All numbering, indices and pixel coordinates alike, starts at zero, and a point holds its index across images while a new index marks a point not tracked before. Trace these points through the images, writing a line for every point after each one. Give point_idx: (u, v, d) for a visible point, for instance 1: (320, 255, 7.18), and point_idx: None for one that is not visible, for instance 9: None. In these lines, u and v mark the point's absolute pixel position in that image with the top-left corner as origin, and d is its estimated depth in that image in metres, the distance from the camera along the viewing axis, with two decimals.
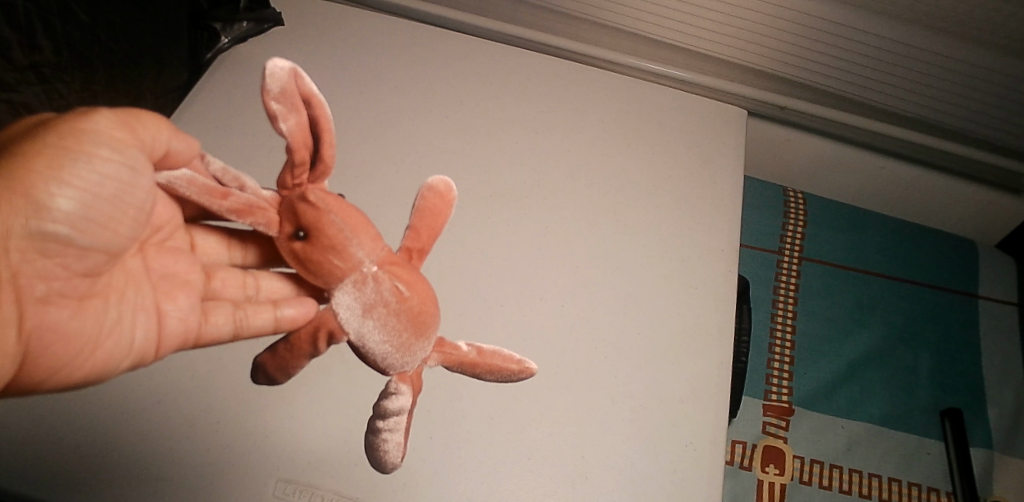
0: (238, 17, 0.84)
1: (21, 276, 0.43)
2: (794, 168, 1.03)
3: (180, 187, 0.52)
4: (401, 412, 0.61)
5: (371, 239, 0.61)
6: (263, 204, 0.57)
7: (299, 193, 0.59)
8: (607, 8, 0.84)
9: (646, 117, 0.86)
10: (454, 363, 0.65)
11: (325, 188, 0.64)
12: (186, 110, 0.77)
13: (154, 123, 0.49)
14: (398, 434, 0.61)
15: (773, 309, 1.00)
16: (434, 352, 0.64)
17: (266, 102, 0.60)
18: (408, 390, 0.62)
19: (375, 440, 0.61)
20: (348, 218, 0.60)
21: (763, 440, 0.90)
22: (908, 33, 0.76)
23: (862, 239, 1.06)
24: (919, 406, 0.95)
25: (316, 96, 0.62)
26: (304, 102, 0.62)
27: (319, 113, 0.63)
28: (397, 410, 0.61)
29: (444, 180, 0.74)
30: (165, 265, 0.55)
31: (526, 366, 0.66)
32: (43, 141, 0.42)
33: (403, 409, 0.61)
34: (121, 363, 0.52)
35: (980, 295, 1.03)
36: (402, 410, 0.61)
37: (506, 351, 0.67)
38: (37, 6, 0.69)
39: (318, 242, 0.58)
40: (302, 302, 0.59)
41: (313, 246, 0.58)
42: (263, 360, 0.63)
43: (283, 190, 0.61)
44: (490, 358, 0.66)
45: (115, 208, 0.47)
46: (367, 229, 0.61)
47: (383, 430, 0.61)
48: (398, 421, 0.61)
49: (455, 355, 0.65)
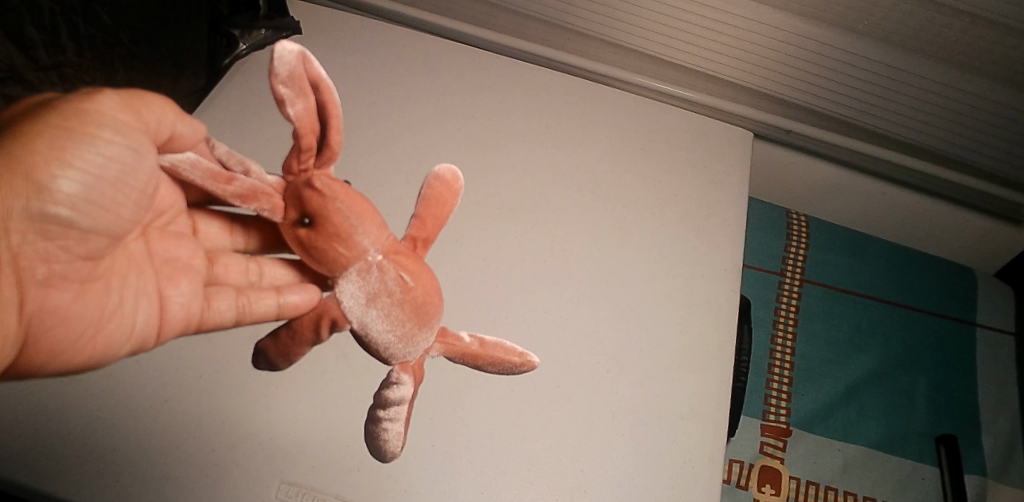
0: (257, 24, 0.84)
1: (22, 258, 0.42)
2: (798, 191, 1.02)
3: (184, 170, 0.51)
4: (402, 401, 0.61)
5: (376, 227, 0.59)
6: (269, 189, 0.55)
7: (306, 179, 0.57)
8: (619, 27, 0.83)
9: (653, 135, 0.87)
10: (456, 354, 0.65)
11: (332, 175, 0.60)
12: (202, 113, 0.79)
13: (161, 106, 0.47)
14: (399, 423, 0.61)
15: (773, 329, 0.99)
16: (437, 342, 0.64)
17: (272, 85, 0.56)
18: (409, 380, 0.61)
19: (376, 429, 0.61)
20: (354, 206, 0.58)
21: (760, 459, 0.90)
22: (915, 63, 0.76)
23: (862, 263, 1.06)
24: (916, 431, 0.95)
25: (324, 80, 0.58)
26: (312, 86, 0.57)
27: (326, 99, 0.58)
28: (398, 400, 0.61)
29: (451, 170, 0.74)
30: (167, 249, 0.54)
31: (528, 359, 0.67)
32: (46, 121, 0.41)
33: (404, 399, 0.61)
34: (121, 348, 0.50)
35: (978, 323, 1.03)
36: (403, 400, 0.61)
37: (508, 343, 0.67)
38: (61, 6, 0.66)
39: (323, 229, 0.56)
40: (306, 288, 0.58)
41: (318, 233, 0.56)
42: (265, 346, 0.63)
43: (288, 176, 0.58)
44: (493, 350, 0.66)
45: (116, 192, 0.45)
46: (372, 217, 0.60)
47: (383, 419, 0.61)
48: (399, 411, 0.61)
49: (457, 346, 0.65)
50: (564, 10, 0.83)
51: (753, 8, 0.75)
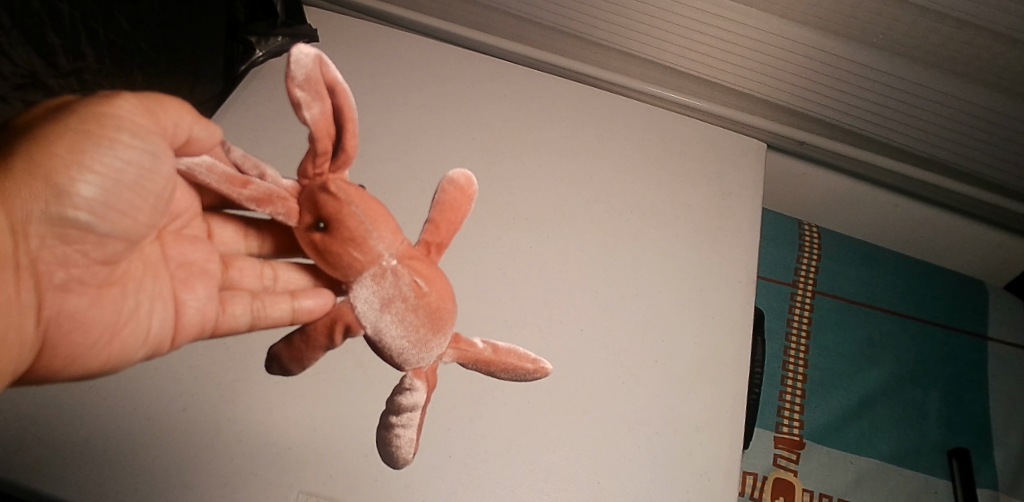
0: (274, 32, 0.85)
1: (40, 262, 0.41)
2: (811, 202, 1.01)
3: (200, 174, 0.48)
4: (415, 408, 0.60)
5: (391, 231, 0.55)
6: (284, 193, 0.52)
7: (320, 183, 0.53)
8: (634, 37, 0.82)
9: (668, 145, 0.86)
10: (470, 360, 0.62)
11: (347, 180, 0.56)
12: (221, 120, 0.80)
13: (177, 109, 0.46)
14: (411, 430, 0.60)
15: (785, 342, 0.98)
16: (450, 348, 0.61)
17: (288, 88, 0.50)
18: (422, 386, 0.59)
19: (388, 436, 0.60)
20: (370, 209, 0.54)
21: (774, 472, 0.88)
22: (930, 77, 0.75)
23: (875, 275, 1.04)
24: (929, 445, 0.93)
25: (341, 83, 0.53)
26: (328, 89, 0.52)
27: (343, 103, 0.53)
28: (411, 406, 0.59)
29: (465, 174, 0.68)
30: (183, 253, 0.52)
31: (540, 365, 0.66)
32: (65, 125, 0.40)
33: (417, 406, 0.59)
34: (136, 353, 0.49)
35: (991, 337, 1.01)
36: (416, 407, 0.59)
37: (521, 349, 0.65)
38: (83, 13, 0.65)
39: (338, 234, 0.52)
40: (320, 293, 0.55)
41: (334, 238, 0.52)
42: (278, 350, 0.62)
43: (303, 180, 0.54)
44: (506, 357, 0.64)
45: (135, 196, 0.44)
46: (387, 221, 0.56)
47: (396, 425, 0.60)
48: (412, 417, 0.60)
49: (471, 352, 0.62)
50: (578, 20, 0.82)
51: (766, 18, 0.74)
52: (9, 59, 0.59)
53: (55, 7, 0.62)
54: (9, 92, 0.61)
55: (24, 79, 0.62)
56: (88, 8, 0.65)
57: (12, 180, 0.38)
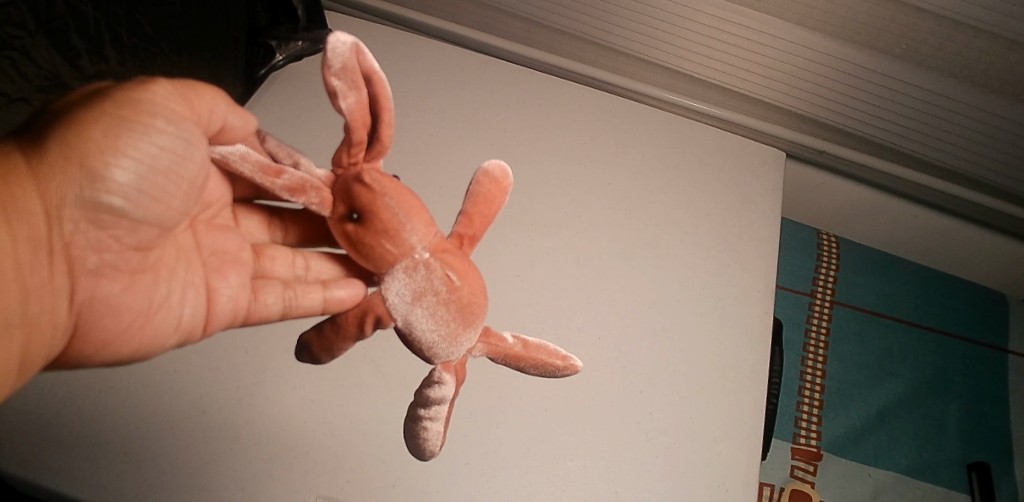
0: (296, 36, 0.85)
1: (74, 246, 0.39)
2: (832, 213, 0.98)
3: (236, 163, 0.42)
4: (443, 402, 0.49)
5: (425, 224, 0.46)
6: (319, 182, 0.44)
7: (354, 173, 0.45)
8: (650, 43, 0.80)
9: (687, 153, 0.85)
10: (498, 355, 0.50)
11: (384, 172, 0.46)
12: None
13: (213, 96, 0.43)
14: (439, 423, 0.50)
15: (803, 353, 0.95)
16: (479, 341, 0.49)
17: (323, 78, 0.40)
18: (452, 380, 0.48)
19: (416, 428, 0.51)
20: (407, 201, 0.45)
21: (790, 483, 0.86)
22: (957, 88, 0.73)
23: (897, 286, 1.01)
24: (949, 459, 0.91)
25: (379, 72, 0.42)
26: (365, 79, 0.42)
27: (379, 93, 0.43)
28: (438, 400, 0.48)
29: (501, 163, 0.52)
30: (216, 242, 0.49)
31: (571, 363, 0.52)
32: (99, 108, 0.38)
33: (445, 399, 0.48)
34: (168, 341, 0.46)
35: (1011, 351, 0.99)
36: (444, 400, 0.48)
37: (551, 344, 0.53)
38: (106, 16, 0.64)
39: (371, 226, 0.43)
40: (352, 283, 0.49)
41: (366, 229, 0.44)
42: (307, 339, 0.51)
43: (337, 170, 0.45)
44: (536, 352, 0.51)
45: (168, 181, 0.41)
46: (425, 214, 0.46)
47: (423, 418, 0.50)
48: (440, 410, 0.49)
49: (501, 347, 0.50)
50: (595, 27, 0.81)
51: (787, 27, 0.73)
52: (31, 60, 0.58)
53: (79, 10, 0.61)
54: (32, 93, 0.60)
55: (47, 81, 0.61)
56: (111, 10, 0.64)
57: (47, 161, 0.36)
